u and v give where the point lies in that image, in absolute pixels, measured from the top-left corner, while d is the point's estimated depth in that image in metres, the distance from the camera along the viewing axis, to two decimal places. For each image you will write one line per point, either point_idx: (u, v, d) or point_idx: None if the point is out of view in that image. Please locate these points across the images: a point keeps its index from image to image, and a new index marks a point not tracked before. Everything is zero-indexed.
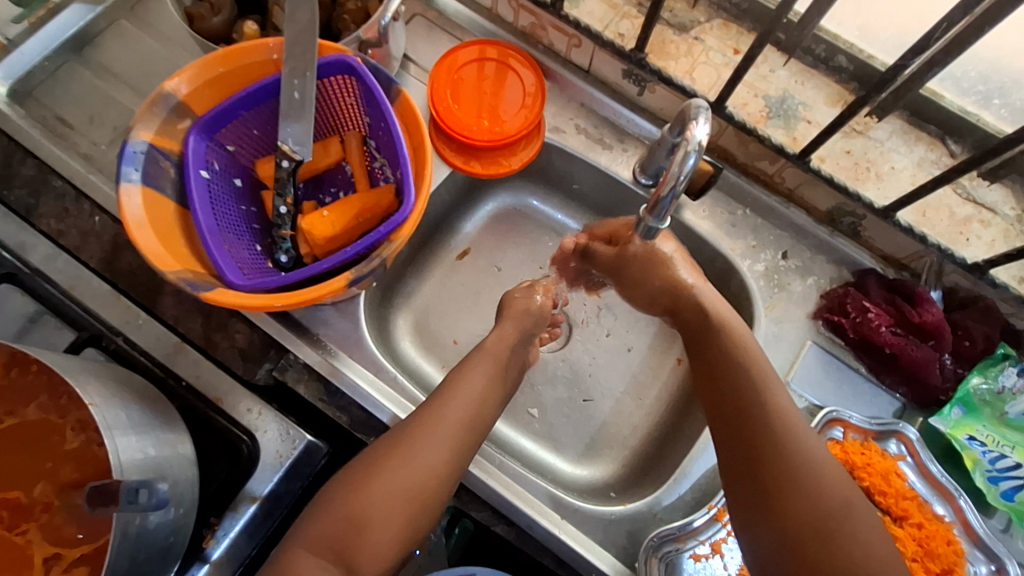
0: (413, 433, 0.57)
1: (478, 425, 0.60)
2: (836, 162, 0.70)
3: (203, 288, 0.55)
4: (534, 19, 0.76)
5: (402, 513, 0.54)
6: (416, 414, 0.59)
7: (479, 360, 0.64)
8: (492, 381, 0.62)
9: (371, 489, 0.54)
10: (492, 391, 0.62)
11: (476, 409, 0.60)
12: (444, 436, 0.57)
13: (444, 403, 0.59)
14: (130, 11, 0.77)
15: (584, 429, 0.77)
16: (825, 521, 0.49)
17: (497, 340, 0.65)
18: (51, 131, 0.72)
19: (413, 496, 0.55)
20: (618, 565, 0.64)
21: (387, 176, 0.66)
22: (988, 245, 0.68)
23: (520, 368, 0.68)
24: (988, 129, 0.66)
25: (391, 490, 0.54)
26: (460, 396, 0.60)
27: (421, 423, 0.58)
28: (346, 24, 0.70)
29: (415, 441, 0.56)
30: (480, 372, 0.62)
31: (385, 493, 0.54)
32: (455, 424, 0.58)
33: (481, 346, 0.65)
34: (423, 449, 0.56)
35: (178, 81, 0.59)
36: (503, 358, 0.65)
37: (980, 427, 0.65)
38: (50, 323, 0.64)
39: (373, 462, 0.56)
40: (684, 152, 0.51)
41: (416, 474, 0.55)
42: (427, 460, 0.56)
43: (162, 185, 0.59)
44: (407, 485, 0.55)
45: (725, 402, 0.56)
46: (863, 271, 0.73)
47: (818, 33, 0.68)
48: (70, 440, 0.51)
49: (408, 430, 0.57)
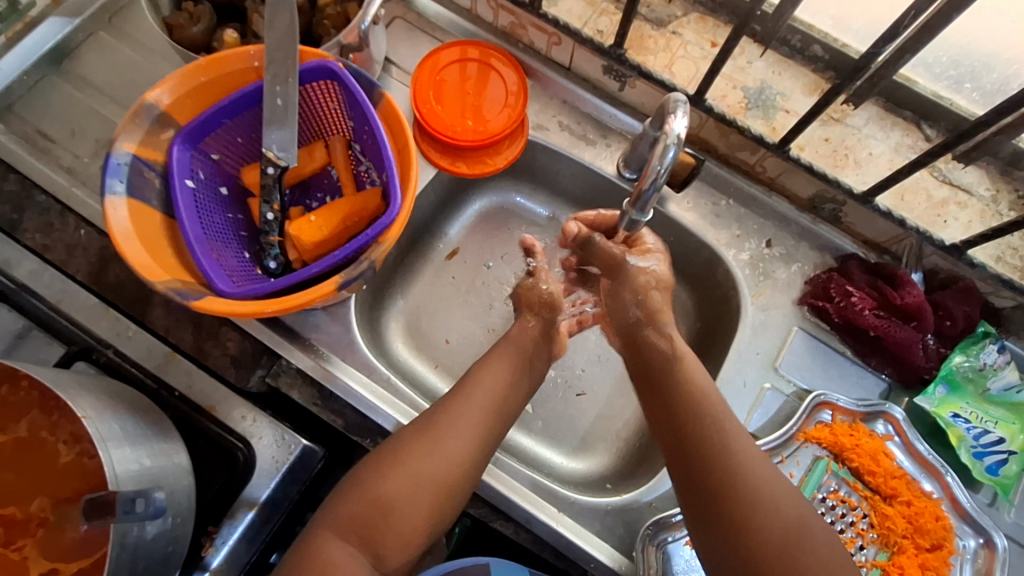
0: (442, 420, 0.57)
1: (504, 413, 0.61)
2: (815, 150, 0.72)
3: (193, 296, 0.55)
4: (513, 18, 0.77)
5: (428, 500, 0.54)
6: (443, 400, 0.60)
7: (504, 350, 0.64)
8: (518, 371, 0.63)
9: (398, 474, 0.54)
10: (517, 383, 0.63)
11: (502, 398, 0.61)
12: (472, 422, 0.58)
13: (470, 393, 0.60)
14: (108, 23, 0.77)
15: (578, 422, 0.78)
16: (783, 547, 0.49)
17: (520, 331, 0.66)
18: (33, 146, 0.72)
19: (441, 482, 0.55)
20: (617, 555, 0.65)
21: (373, 179, 0.66)
22: (965, 226, 0.69)
23: (547, 360, 0.68)
24: (961, 112, 0.67)
25: (417, 475, 0.54)
26: (485, 383, 0.61)
27: (449, 409, 0.58)
28: (326, 29, 0.70)
29: (443, 427, 0.57)
30: (506, 362, 0.63)
31: (411, 479, 0.54)
32: (481, 411, 0.59)
33: (505, 337, 0.66)
34: (450, 435, 0.56)
35: (160, 92, 0.59)
36: (527, 348, 0.65)
37: (964, 405, 0.67)
38: (40, 337, 0.64)
39: (400, 447, 0.56)
40: (663, 145, 0.52)
41: (442, 461, 0.55)
42: (454, 445, 0.56)
43: (147, 196, 0.59)
44: (435, 471, 0.55)
45: (684, 430, 0.54)
46: (845, 256, 0.74)
47: (793, 24, 0.69)
48: (65, 453, 0.50)
49: (436, 417, 0.58)
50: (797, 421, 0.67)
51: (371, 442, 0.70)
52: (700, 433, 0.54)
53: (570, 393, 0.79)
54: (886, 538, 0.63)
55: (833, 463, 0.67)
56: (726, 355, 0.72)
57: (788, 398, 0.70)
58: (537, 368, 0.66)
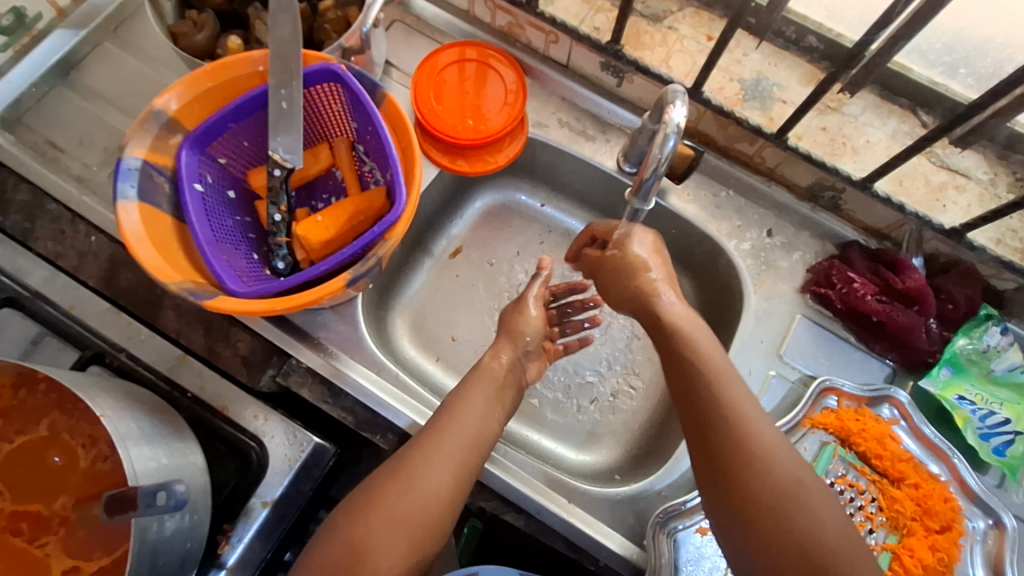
0: (418, 455, 0.58)
1: (479, 447, 0.61)
2: (812, 139, 0.73)
3: (206, 296, 0.56)
4: (510, 18, 0.78)
5: (405, 539, 0.54)
6: (418, 436, 0.60)
7: (476, 383, 0.65)
8: (490, 401, 0.64)
9: (372, 516, 0.54)
10: (491, 414, 0.63)
11: (475, 432, 0.60)
12: (448, 458, 0.58)
13: (446, 427, 0.60)
14: (113, 33, 0.79)
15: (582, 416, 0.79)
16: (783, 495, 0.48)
17: (490, 361, 0.68)
18: (42, 156, 0.73)
19: (417, 519, 0.55)
20: (628, 544, 0.65)
21: (377, 179, 0.67)
22: (964, 210, 0.70)
23: (518, 385, 0.70)
24: (957, 98, 0.67)
25: (391, 515, 0.54)
26: (458, 419, 0.61)
27: (424, 444, 0.59)
28: (328, 34, 0.72)
29: (418, 465, 0.57)
30: (479, 392, 0.64)
31: (385, 519, 0.54)
32: (455, 446, 0.59)
33: (477, 366, 0.67)
34: (425, 473, 0.57)
35: (168, 98, 0.60)
36: (501, 379, 0.67)
37: (969, 387, 0.67)
38: (53, 343, 0.66)
39: (374, 490, 0.56)
40: (663, 135, 0.53)
41: (417, 498, 0.55)
42: (428, 482, 0.56)
43: (157, 201, 0.60)
44: (409, 508, 0.55)
45: (711, 453, 0.52)
46: (846, 243, 0.75)
47: (787, 15, 0.69)
48: (83, 457, 0.51)
49: (409, 454, 0.58)
50: (803, 408, 0.67)
51: (382, 438, 0.70)
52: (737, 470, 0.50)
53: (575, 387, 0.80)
54: (895, 521, 0.64)
55: (840, 448, 0.67)
56: (731, 343, 0.72)
57: (793, 384, 0.71)
58: (507, 395, 0.67)
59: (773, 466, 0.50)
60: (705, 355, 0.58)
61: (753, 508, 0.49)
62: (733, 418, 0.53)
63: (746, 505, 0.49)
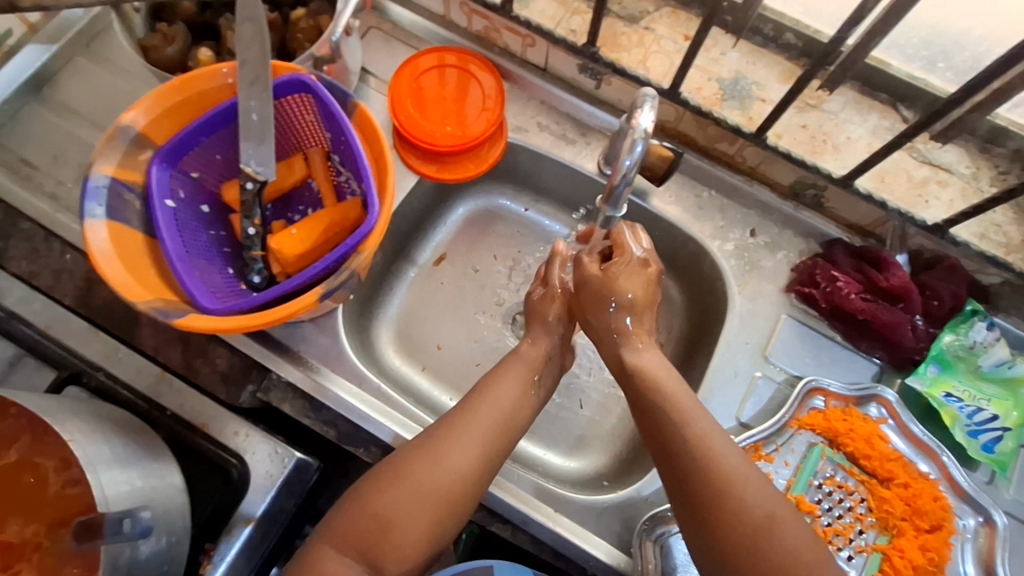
0: (444, 429, 0.57)
1: (509, 429, 0.60)
2: (792, 137, 0.72)
3: (176, 315, 0.55)
4: (486, 22, 0.77)
5: (425, 518, 0.53)
6: (449, 413, 0.60)
7: (512, 365, 0.64)
8: (523, 388, 0.62)
9: (399, 486, 0.54)
10: (524, 401, 0.62)
11: (505, 415, 0.60)
12: (475, 437, 0.57)
13: (478, 402, 0.60)
14: (86, 48, 0.78)
15: (575, 408, 0.78)
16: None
17: (527, 348, 0.66)
18: (16, 174, 0.72)
19: (441, 498, 0.54)
20: (616, 552, 0.64)
21: (353, 189, 0.66)
22: (947, 205, 0.69)
23: (559, 370, 0.68)
24: (936, 92, 0.67)
25: (416, 489, 0.54)
26: (489, 400, 0.60)
27: (453, 419, 0.58)
28: (300, 43, 0.71)
29: (445, 438, 0.56)
30: (513, 377, 0.63)
31: (410, 494, 0.53)
32: (484, 427, 0.58)
33: (515, 351, 0.66)
34: (451, 449, 0.56)
35: (136, 113, 0.59)
36: (535, 366, 0.65)
37: (957, 383, 0.67)
38: (31, 363, 0.65)
39: (401, 461, 0.56)
40: (631, 140, 0.51)
41: (443, 476, 0.55)
42: (454, 462, 0.55)
43: (127, 218, 0.59)
44: (433, 485, 0.54)
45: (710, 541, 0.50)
46: (830, 241, 0.74)
47: (763, 13, 0.69)
48: (54, 482, 0.49)
49: (440, 430, 0.57)
50: (790, 409, 0.67)
51: (365, 451, 0.71)
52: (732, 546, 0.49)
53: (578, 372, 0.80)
54: (885, 521, 0.63)
55: (828, 449, 0.67)
56: (716, 344, 0.72)
57: (780, 385, 0.70)
58: (546, 380, 0.66)
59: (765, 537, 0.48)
60: (719, 454, 0.51)
61: None
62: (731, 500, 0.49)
63: None
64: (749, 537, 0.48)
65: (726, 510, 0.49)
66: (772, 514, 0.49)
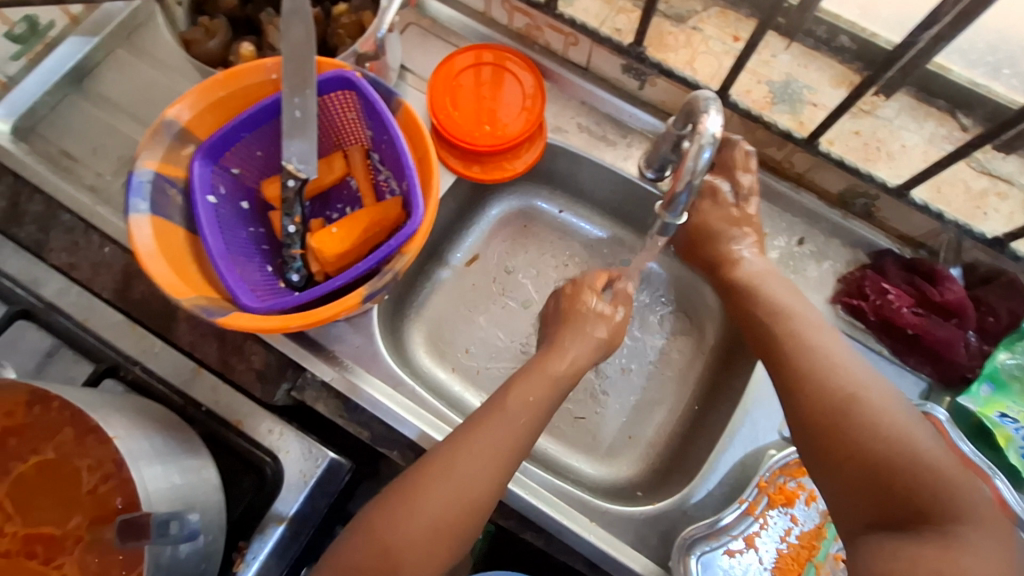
0: (450, 451, 0.55)
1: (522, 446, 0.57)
2: (845, 144, 0.70)
3: (219, 313, 0.55)
4: (529, 20, 0.76)
5: (432, 552, 0.52)
6: (455, 432, 0.57)
7: (528, 377, 0.61)
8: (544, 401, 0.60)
9: (406, 516, 0.52)
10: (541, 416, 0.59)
11: (522, 428, 0.57)
12: (484, 459, 0.55)
13: (491, 415, 0.57)
14: (127, 40, 0.77)
15: (596, 419, 0.77)
16: (870, 432, 0.47)
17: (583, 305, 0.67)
18: (56, 165, 0.73)
19: (447, 525, 0.53)
20: (651, 565, 0.63)
21: (393, 188, 0.66)
22: (1007, 217, 0.67)
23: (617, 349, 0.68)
24: (1000, 101, 0.63)
25: (421, 523, 0.52)
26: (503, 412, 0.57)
27: (460, 440, 0.56)
28: (341, 38, 0.70)
29: (452, 464, 0.54)
30: (532, 385, 0.60)
31: (415, 526, 0.52)
32: (497, 446, 0.55)
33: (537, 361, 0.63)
34: (459, 472, 0.54)
35: (180, 107, 0.59)
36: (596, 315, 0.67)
37: (1012, 404, 0.62)
38: (68, 355, 0.65)
39: (406, 489, 0.54)
40: (698, 146, 0.50)
41: (450, 504, 0.53)
42: (466, 478, 0.54)
43: (170, 214, 0.59)
44: (441, 513, 0.53)
45: (794, 405, 0.53)
46: (879, 252, 0.72)
47: (819, 15, 0.66)
48: (88, 481, 0.49)
49: (448, 452, 0.55)
50: None
51: (398, 453, 0.70)
52: (810, 407, 0.51)
53: (602, 385, 0.78)
54: None
55: None
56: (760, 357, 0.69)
57: None
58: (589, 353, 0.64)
59: (841, 397, 0.50)
60: (802, 334, 0.57)
61: (832, 439, 0.49)
62: (813, 370, 0.53)
63: (826, 444, 0.49)
64: (830, 401, 0.50)
65: (809, 378, 0.52)
66: (856, 392, 0.50)
